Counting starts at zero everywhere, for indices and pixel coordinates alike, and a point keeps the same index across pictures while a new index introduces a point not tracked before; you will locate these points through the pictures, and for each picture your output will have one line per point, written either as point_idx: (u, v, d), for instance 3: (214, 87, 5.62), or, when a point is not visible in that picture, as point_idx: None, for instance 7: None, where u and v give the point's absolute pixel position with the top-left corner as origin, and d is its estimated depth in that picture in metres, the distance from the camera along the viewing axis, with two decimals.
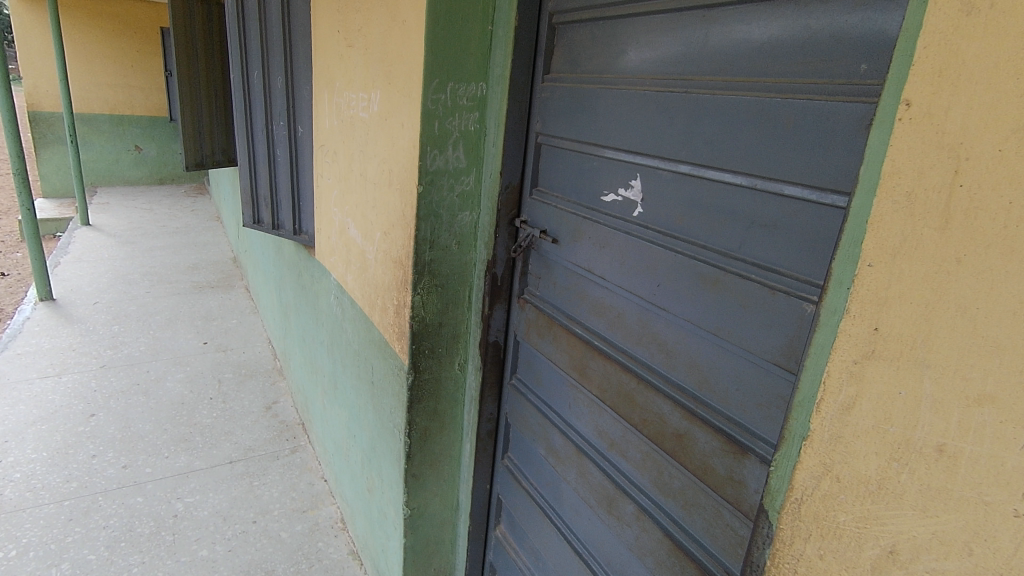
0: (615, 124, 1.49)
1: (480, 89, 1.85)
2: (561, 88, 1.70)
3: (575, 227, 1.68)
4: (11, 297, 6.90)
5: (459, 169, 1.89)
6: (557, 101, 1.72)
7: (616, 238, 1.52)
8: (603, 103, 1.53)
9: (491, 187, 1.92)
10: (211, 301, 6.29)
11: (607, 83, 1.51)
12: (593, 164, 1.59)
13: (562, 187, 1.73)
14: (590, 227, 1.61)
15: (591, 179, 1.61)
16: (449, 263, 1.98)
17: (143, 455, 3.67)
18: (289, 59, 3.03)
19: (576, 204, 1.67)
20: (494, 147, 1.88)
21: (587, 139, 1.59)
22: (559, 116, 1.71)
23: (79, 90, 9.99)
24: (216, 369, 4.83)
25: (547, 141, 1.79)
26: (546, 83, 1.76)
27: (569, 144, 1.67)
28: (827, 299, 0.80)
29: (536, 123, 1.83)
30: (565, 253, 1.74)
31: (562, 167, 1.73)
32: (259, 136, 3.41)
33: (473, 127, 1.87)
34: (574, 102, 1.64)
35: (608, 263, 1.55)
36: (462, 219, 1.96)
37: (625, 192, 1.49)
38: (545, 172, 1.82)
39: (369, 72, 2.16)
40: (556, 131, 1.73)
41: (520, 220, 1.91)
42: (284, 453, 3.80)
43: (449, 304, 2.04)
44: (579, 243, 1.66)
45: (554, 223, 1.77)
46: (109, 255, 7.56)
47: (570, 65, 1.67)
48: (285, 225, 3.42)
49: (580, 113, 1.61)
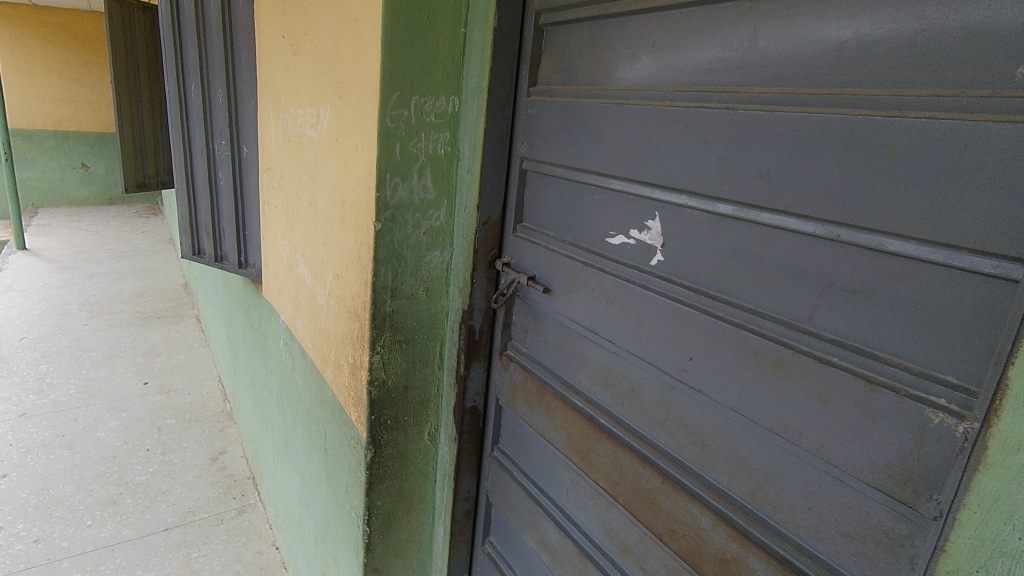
0: (626, 148, 1.16)
1: (451, 105, 1.52)
2: (552, 103, 1.37)
3: (572, 275, 1.35)
4: None
5: (426, 202, 1.55)
6: (547, 119, 1.40)
7: (627, 291, 1.20)
8: (609, 124, 1.21)
9: (466, 223, 1.57)
10: (156, 334, 5.75)
11: (615, 98, 1.19)
12: (596, 198, 1.27)
13: (556, 224, 1.41)
14: (592, 277, 1.29)
15: (594, 217, 1.29)
16: (414, 315, 1.63)
17: (61, 525, 3.16)
18: (232, 70, 2.65)
19: (573, 247, 1.35)
20: (469, 173, 1.54)
21: (589, 168, 1.27)
22: (550, 137, 1.39)
23: (19, 105, 9.31)
24: (156, 414, 4.32)
25: (535, 167, 1.47)
26: (533, 98, 1.45)
27: (565, 172, 1.35)
28: (999, 427, 0.60)
29: (521, 145, 1.50)
30: (559, 307, 1.41)
31: (555, 200, 1.41)
32: (198, 156, 2.99)
33: (443, 150, 1.54)
34: (570, 120, 1.32)
35: (617, 323, 1.23)
36: (431, 260, 1.61)
37: (639, 234, 1.17)
38: (533, 205, 1.50)
39: (317, 83, 1.81)
40: (546, 155, 1.41)
41: (502, 262, 1.58)
42: (229, 516, 3.34)
43: (416, 363, 1.68)
44: (579, 295, 1.34)
45: (544, 270, 1.44)
46: (44, 283, 6.91)
47: (564, 75, 1.35)
48: (229, 257, 3.01)
49: (579, 134, 1.29)
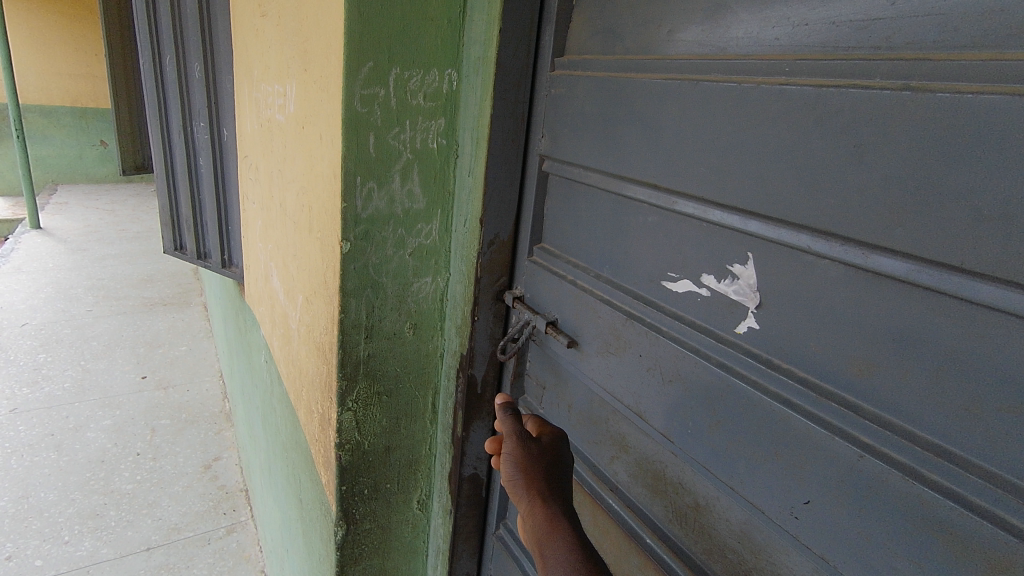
0: (702, 150, 0.76)
1: (447, 81, 1.11)
2: (586, 80, 0.96)
3: (611, 330, 0.96)
4: None
5: (413, 213, 1.16)
6: (578, 104, 0.99)
7: (692, 369, 0.80)
8: (674, 113, 0.79)
9: (466, 241, 1.17)
10: (160, 323, 5.48)
11: (685, 72, 0.78)
12: (650, 221, 0.87)
13: (589, 252, 1.01)
14: (640, 337, 0.89)
15: (646, 250, 0.89)
16: (398, 359, 1.25)
17: (37, 541, 2.90)
18: (209, 40, 2.28)
19: (612, 288, 0.95)
20: (470, 177, 1.13)
21: (642, 179, 0.86)
22: (582, 128, 0.99)
23: (37, 80, 8.81)
24: (151, 413, 4.04)
25: (560, 170, 1.06)
26: (559, 73, 1.04)
27: (604, 181, 0.95)
28: None
29: (541, 138, 1.10)
30: (590, 370, 1.02)
31: (589, 217, 1.01)
32: (176, 139, 2.63)
33: (436, 143, 1.14)
34: (613, 106, 0.91)
35: (677, 412, 0.83)
36: (420, 289, 1.22)
37: (716, 283, 0.76)
38: (558, 222, 1.10)
39: (283, 53, 1.42)
40: (575, 154, 1.01)
41: (512, 295, 1.19)
42: (218, 535, 3.06)
43: (400, 419, 1.30)
44: (619, 359, 0.94)
45: (570, 315, 1.05)
46: (53, 264, 6.69)
47: (604, 39, 0.94)
48: (212, 255, 2.67)
49: (626, 126, 0.89)
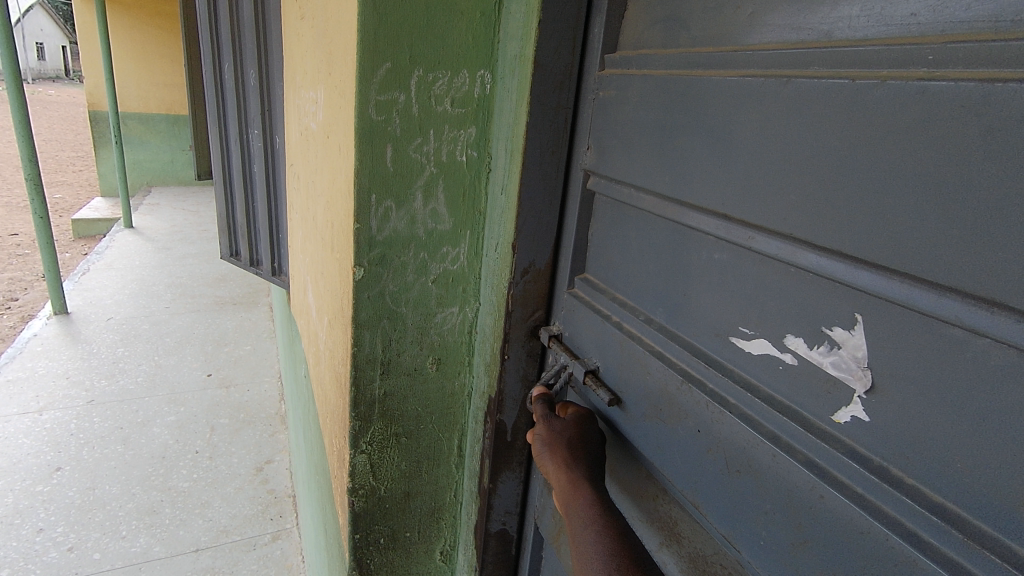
0: (795, 170, 0.58)
1: (479, 84, 0.96)
2: (640, 80, 0.79)
3: (662, 391, 0.78)
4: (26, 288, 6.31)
5: (438, 235, 1.01)
6: (630, 110, 0.81)
7: (770, 463, 0.62)
8: (757, 120, 0.61)
9: (497, 268, 1.01)
10: (230, 322, 5.61)
11: (771, 65, 0.60)
12: (716, 258, 0.70)
13: (639, 291, 0.84)
14: (701, 409, 0.72)
15: (711, 295, 0.71)
16: (419, 398, 1.10)
17: (96, 534, 2.94)
18: (263, 46, 2.24)
19: (666, 339, 0.78)
20: (503, 195, 0.98)
21: (709, 206, 0.69)
22: (633, 139, 0.81)
23: (135, 89, 8.93)
24: (212, 412, 4.08)
25: (605, 189, 0.89)
26: (609, 72, 0.87)
27: (660, 206, 0.77)
28: None
29: (586, 150, 0.92)
30: (637, 435, 0.85)
31: (640, 249, 0.83)
32: (233, 146, 2.63)
33: (464, 155, 0.99)
34: (673, 111, 0.73)
35: (746, 514, 0.66)
36: (445, 320, 1.07)
37: (806, 349, 0.58)
38: (604, 251, 0.92)
39: (315, 55, 1.31)
40: (626, 171, 0.83)
41: (548, 333, 1.03)
42: (263, 542, 3.03)
43: (421, 463, 1.16)
44: (672, 428, 0.77)
45: (615, 366, 0.89)
46: (140, 260, 7.03)
47: (666, 28, 0.76)
48: (263, 262, 2.67)
49: (690, 136, 0.71)
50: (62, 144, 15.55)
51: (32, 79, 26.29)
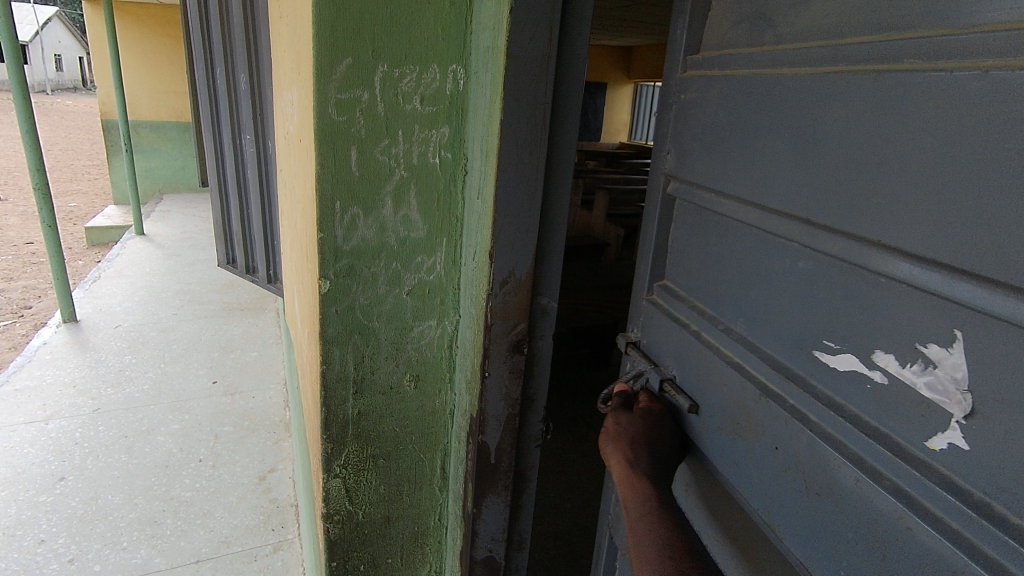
0: (882, 163, 0.61)
1: (451, 80, 0.89)
2: (724, 80, 0.86)
3: (739, 406, 0.86)
4: (37, 296, 6.31)
5: (411, 243, 0.94)
6: (711, 112, 0.89)
7: (840, 473, 0.68)
8: (836, 113, 0.67)
9: (475, 278, 0.94)
10: (236, 328, 5.52)
11: (861, 60, 0.64)
12: (792, 259, 0.76)
13: (716, 294, 0.91)
14: (775, 422, 0.79)
15: (798, 295, 0.75)
16: (397, 418, 1.03)
17: (98, 545, 2.84)
18: (253, 50, 2.18)
19: (745, 350, 0.84)
20: (479, 199, 0.90)
21: (787, 210, 0.74)
22: (710, 142, 0.89)
23: (148, 97, 8.97)
24: (217, 419, 3.97)
25: (686, 196, 0.97)
26: (691, 72, 0.95)
27: (742, 209, 0.84)
28: None
29: (668, 156, 1.02)
30: (712, 443, 0.93)
31: (719, 256, 0.90)
32: (227, 152, 2.60)
33: (437, 157, 0.91)
34: (756, 115, 0.79)
35: (818, 524, 0.72)
36: (422, 334, 0.99)
37: (898, 367, 0.61)
38: (684, 258, 1.00)
39: (290, 56, 1.25)
40: (705, 176, 0.91)
41: (626, 339, 1.15)
42: (264, 553, 2.90)
43: (401, 487, 1.08)
44: (749, 437, 0.84)
45: (692, 377, 0.97)
46: (149, 266, 7.00)
47: (752, 25, 0.82)
48: (259, 270, 2.64)
49: (772, 138, 0.76)
50: (77, 154, 15.66)
51: (53, 90, 26.77)
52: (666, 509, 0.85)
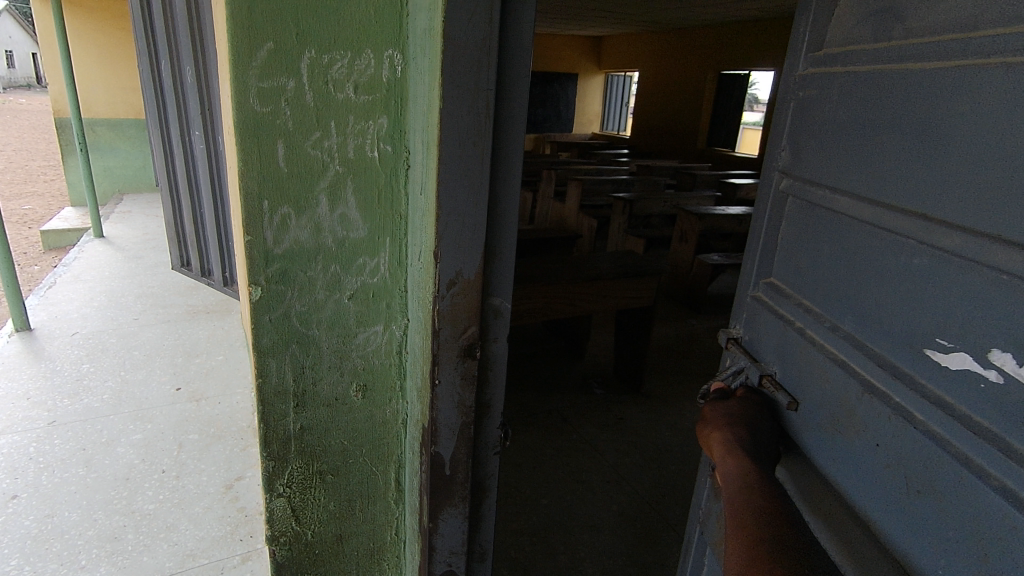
0: (1009, 152, 0.66)
1: (387, 67, 0.81)
2: (844, 75, 0.95)
3: (841, 403, 0.94)
4: None
5: (350, 244, 0.87)
6: (830, 109, 0.98)
7: (932, 457, 0.76)
8: (955, 104, 0.74)
9: (421, 280, 0.87)
10: (202, 331, 5.33)
11: (992, 52, 0.69)
12: (899, 251, 0.83)
13: (821, 287, 1.00)
14: (876, 416, 0.86)
15: (909, 285, 0.81)
16: (344, 431, 0.96)
17: (53, 566, 2.66)
18: (196, 38, 2.06)
19: (852, 347, 0.92)
20: (422, 195, 0.84)
21: (907, 205, 0.82)
22: (828, 141, 0.99)
23: (105, 94, 8.64)
24: (180, 428, 3.79)
25: (798, 192, 1.07)
26: (813, 71, 1.04)
27: (856, 206, 0.91)
28: None
29: (784, 151, 1.12)
30: (811, 438, 1.02)
31: (828, 251, 0.99)
32: (176, 150, 2.48)
33: (377, 151, 0.84)
34: (879, 113, 0.86)
35: (913, 512, 0.79)
36: (369, 341, 0.93)
37: (1014, 366, 0.66)
38: (791, 253, 1.09)
39: None
40: (822, 175, 1.00)
41: (728, 335, 1.28)
42: (231, 565, 2.76)
43: (353, 503, 1.02)
44: (850, 429, 0.92)
45: (795, 376, 1.06)
46: (110, 271, 6.73)
47: (881, 20, 0.88)
48: (215, 273, 2.54)
49: (894, 133, 0.84)
50: (31, 155, 15.03)
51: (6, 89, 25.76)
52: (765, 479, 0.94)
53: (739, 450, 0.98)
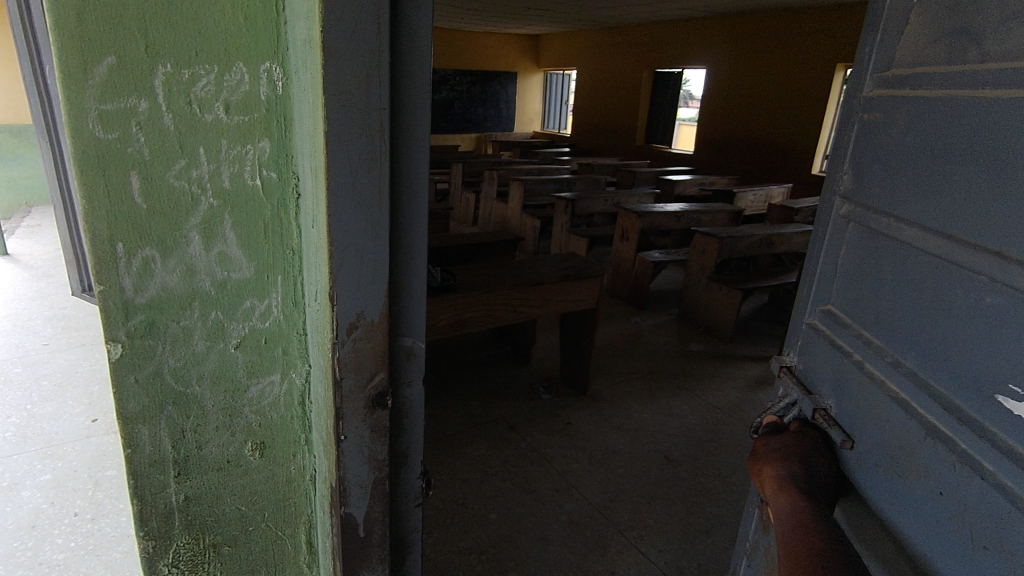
0: None
1: (265, 83, 0.70)
2: (913, 100, 0.96)
3: (901, 444, 0.94)
4: None
5: (233, 287, 0.75)
6: (898, 135, 0.99)
7: (998, 511, 0.75)
8: (1018, 131, 0.73)
9: (318, 324, 0.77)
10: None
11: None
12: (961, 285, 0.83)
13: (880, 316, 1.01)
14: (938, 461, 0.85)
15: (972, 320, 0.81)
16: (241, 495, 0.85)
17: None
18: None
19: (914, 384, 0.92)
20: (314, 229, 0.73)
21: (971, 239, 0.81)
22: (893, 171, 1.00)
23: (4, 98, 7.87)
24: (100, 463, 3.08)
25: (860, 220, 1.09)
26: (880, 93, 1.06)
27: (921, 236, 0.91)
28: None
29: (846, 175, 1.15)
30: (867, 477, 1.02)
31: (890, 283, 0.99)
32: None
33: (258, 179, 0.73)
34: (949, 143, 0.86)
35: (973, 562, 0.79)
36: (263, 394, 0.81)
37: None
38: (850, 282, 1.11)
39: None
40: (887, 203, 1.01)
41: (781, 364, 1.31)
42: None
43: (258, 572, 0.90)
44: (910, 472, 0.91)
45: (852, 413, 1.07)
46: (14, 292, 6.10)
47: (954, 41, 0.88)
48: None
49: (964, 165, 0.83)
50: None
51: None
52: (820, 523, 0.98)
53: (794, 489, 1.03)
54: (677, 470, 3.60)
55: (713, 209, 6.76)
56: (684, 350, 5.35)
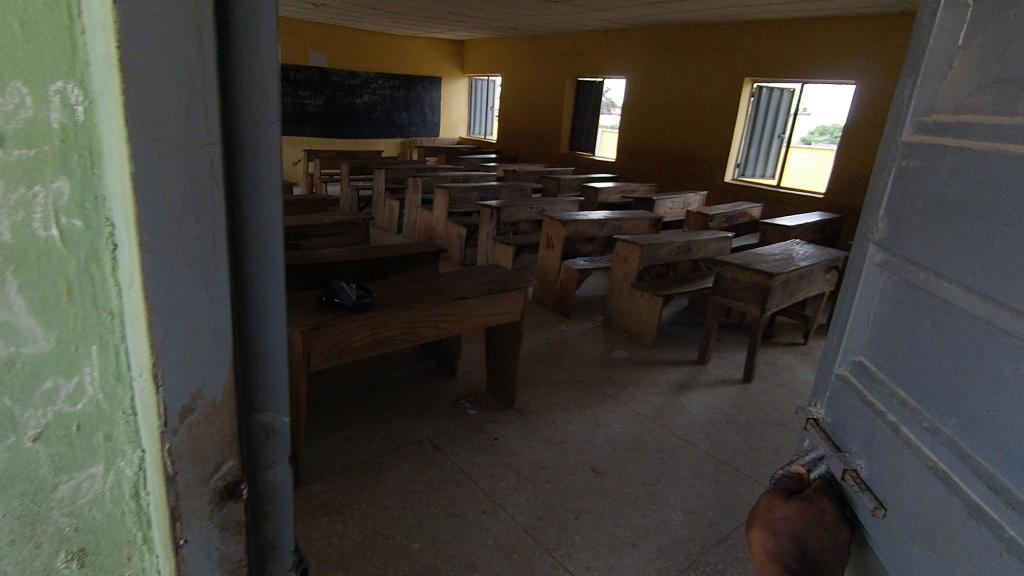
0: None
1: (58, 105, 0.50)
2: (955, 148, 0.88)
3: (938, 522, 0.85)
4: None
5: (25, 380, 0.54)
6: (939, 184, 0.91)
7: None
8: None
9: (147, 413, 0.60)
10: None
11: None
12: (1011, 355, 0.74)
13: (921, 376, 0.93)
14: (981, 548, 0.76)
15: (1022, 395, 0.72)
16: None
17: None
18: None
19: (953, 456, 0.83)
20: (132, 296, 0.56)
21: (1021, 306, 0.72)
22: (930, 221, 0.92)
23: None
24: None
25: (897, 268, 1.02)
26: (921, 139, 0.98)
27: (965, 294, 0.83)
28: None
29: (880, 222, 1.08)
30: (902, 554, 0.94)
31: (931, 343, 0.91)
32: None
33: (56, 234, 0.53)
34: (994, 199, 0.78)
35: None
36: (73, 512, 0.60)
37: None
38: (888, 338, 1.04)
39: None
40: (924, 255, 0.94)
41: (810, 417, 1.25)
42: None
43: None
44: (948, 555, 0.82)
45: (886, 480, 0.99)
46: None
47: (1001, 91, 0.80)
48: None
49: (1009, 224, 0.75)
50: None
51: None
52: None
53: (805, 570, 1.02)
54: (603, 482, 3.59)
55: (635, 216, 6.91)
56: (610, 358, 5.40)
